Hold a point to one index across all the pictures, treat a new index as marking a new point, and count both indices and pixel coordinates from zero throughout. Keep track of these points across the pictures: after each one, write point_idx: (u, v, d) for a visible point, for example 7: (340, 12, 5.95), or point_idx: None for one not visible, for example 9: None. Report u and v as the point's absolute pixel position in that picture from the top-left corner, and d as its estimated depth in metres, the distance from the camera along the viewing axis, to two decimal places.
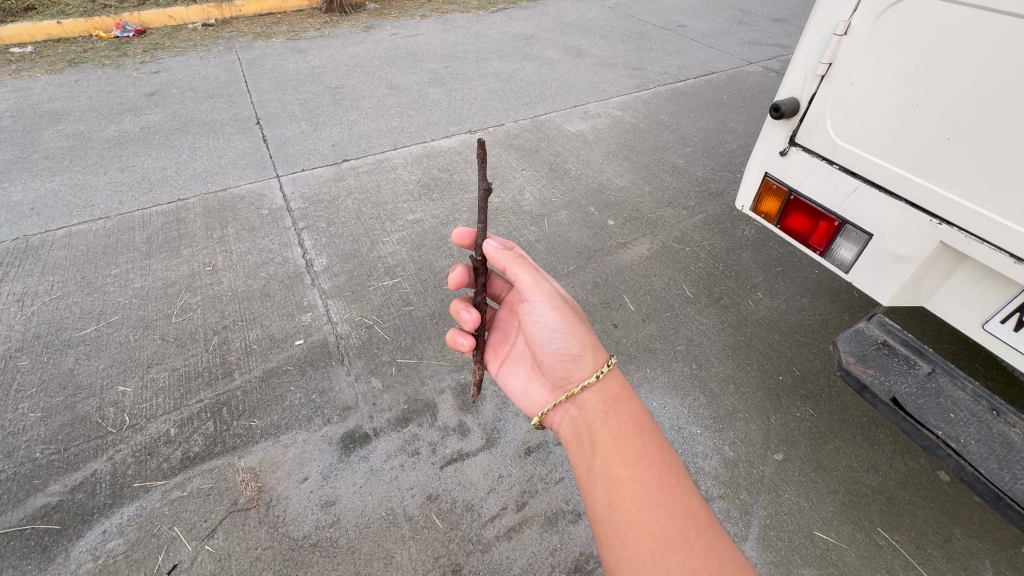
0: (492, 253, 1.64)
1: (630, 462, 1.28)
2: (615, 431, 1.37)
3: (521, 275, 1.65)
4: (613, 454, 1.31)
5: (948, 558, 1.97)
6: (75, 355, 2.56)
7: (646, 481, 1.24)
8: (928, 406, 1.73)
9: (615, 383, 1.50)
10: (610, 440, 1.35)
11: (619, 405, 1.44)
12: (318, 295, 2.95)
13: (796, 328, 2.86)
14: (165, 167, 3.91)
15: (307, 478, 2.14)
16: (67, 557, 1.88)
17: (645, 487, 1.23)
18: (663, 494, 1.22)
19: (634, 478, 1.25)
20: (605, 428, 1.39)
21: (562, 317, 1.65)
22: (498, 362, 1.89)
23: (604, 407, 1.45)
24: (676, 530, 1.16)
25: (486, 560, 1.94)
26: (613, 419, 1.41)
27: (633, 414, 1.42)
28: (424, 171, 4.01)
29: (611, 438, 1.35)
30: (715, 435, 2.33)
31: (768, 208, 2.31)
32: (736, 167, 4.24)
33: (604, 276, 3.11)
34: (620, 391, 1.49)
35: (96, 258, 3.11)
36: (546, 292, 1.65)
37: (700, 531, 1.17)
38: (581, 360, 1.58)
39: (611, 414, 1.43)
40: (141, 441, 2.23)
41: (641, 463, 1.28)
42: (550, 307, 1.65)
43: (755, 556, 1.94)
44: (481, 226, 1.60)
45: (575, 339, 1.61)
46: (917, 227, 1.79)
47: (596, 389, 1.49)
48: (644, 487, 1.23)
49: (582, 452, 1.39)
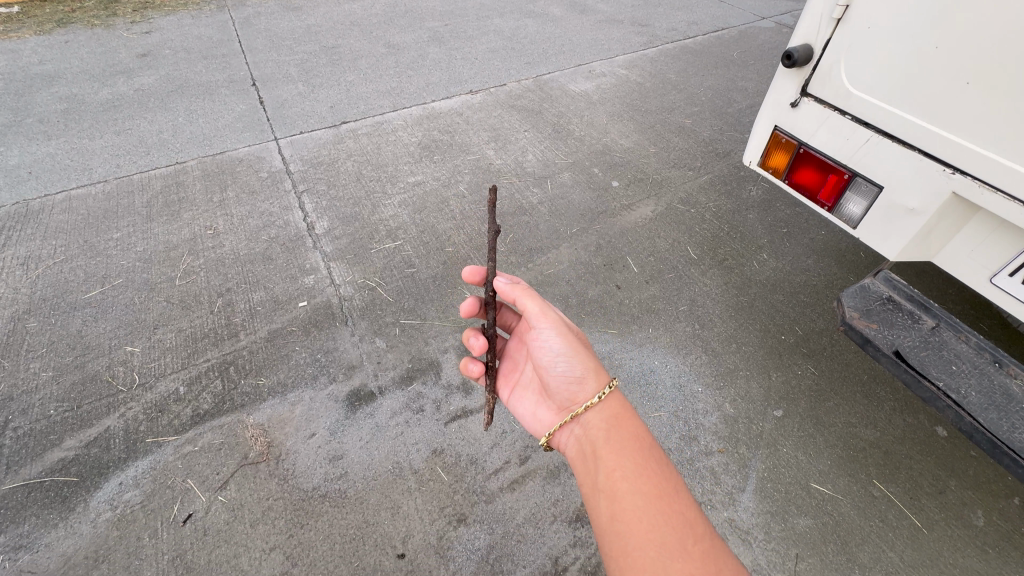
0: (502, 286, 1.63)
1: (631, 473, 1.23)
2: (616, 444, 1.31)
3: (529, 305, 1.63)
4: (615, 468, 1.25)
5: (942, 508, 2.02)
6: (83, 316, 2.59)
7: (647, 491, 1.19)
8: (930, 359, 1.73)
9: (617, 403, 1.42)
10: (611, 452, 1.30)
11: (621, 419, 1.39)
12: (320, 257, 2.94)
13: (800, 289, 2.84)
14: (161, 130, 3.84)
15: (315, 433, 2.19)
16: (87, 507, 1.95)
17: (645, 497, 1.18)
18: (664, 504, 1.17)
19: (635, 488, 1.19)
20: (606, 442, 1.33)
21: (567, 341, 1.60)
22: (508, 389, 1.81)
23: (606, 421, 1.39)
24: (677, 538, 1.11)
25: (490, 510, 2.00)
26: (614, 433, 1.35)
27: (635, 429, 1.36)
28: (424, 132, 3.93)
29: (613, 450, 1.30)
30: (716, 393, 2.36)
31: (777, 162, 2.26)
32: (744, 127, 4.13)
33: (608, 238, 3.08)
34: (622, 409, 1.42)
35: (97, 222, 3.10)
36: (552, 319, 1.62)
37: (703, 545, 1.11)
38: (586, 381, 1.51)
39: (612, 427, 1.37)
40: (152, 398, 2.27)
41: (642, 474, 1.23)
42: (555, 333, 1.62)
43: (752, 507, 2.00)
44: (490, 260, 1.61)
45: (579, 361, 1.57)
46: (930, 176, 1.74)
47: (598, 408, 1.42)
48: (647, 499, 1.17)
49: (584, 467, 1.33)
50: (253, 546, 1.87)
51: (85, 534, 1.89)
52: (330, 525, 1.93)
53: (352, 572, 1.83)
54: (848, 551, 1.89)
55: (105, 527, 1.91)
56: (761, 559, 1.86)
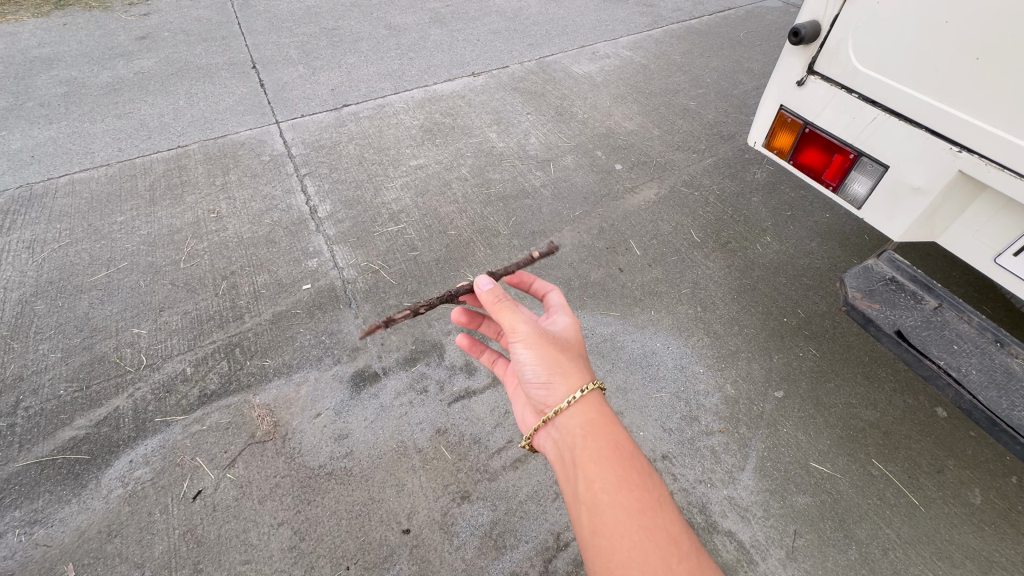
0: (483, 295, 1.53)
1: (612, 485, 1.18)
2: (595, 452, 1.25)
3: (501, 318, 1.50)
4: (595, 480, 1.20)
5: (940, 487, 2.04)
6: (89, 299, 2.61)
7: (629, 506, 1.14)
8: (932, 339, 1.73)
9: (594, 408, 1.33)
10: (590, 461, 1.23)
11: (600, 425, 1.30)
12: (323, 241, 2.95)
13: (803, 272, 2.84)
14: (162, 114, 3.82)
15: (320, 413, 2.22)
16: (98, 483, 1.99)
17: (628, 512, 1.14)
18: (648, 519, 1.13)
19: (617, 503, 1.15)
20: (585, 448, 1.26)
21: (538, 351, 1.44)
22: (509, 386, 1.79)
23: (584, 425, 1.31)
24: (658, 556, 1.08)
25: (494, 488, 2.04)
26: (594, 441, 1.27)
27: (615, 436, 1.28)
28: (426, 115, 3.90)
29: (592, 459, 1.23)
30: (718, 374, 2.37)
31: (782, 143, 2.24)
32: (749, 109, 4.08)
33: (610, 221, 3.07)
34: (600, 413, 1.33)
35: (101, 206, 3.11)
36: (521, 331, 1.46)
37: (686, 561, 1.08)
38: (557, 386, 1.39)
39: (591, 432, 1.29)
40: (159, 379, 2.30)
41: (624, 487, 1.18)
42: (524, 343, 1.45)
43: (752, 485, 2.02)
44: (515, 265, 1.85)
45: (550, 368, 1.42)
46: (937, 155, 1.73)
47: (571, 412, 1.33)
48: (629, 514, 1.13)
49: (565, 475, 1.28)
50: (262, 521, 1.92)
51: (97, 510, 1.93)
52: (336, 502, 1.97)
53: (359, 546, 1.87)
54: (845, 528, 1.92)
55: (117, 503, 1.95)
56: (759, 535, 1.90)
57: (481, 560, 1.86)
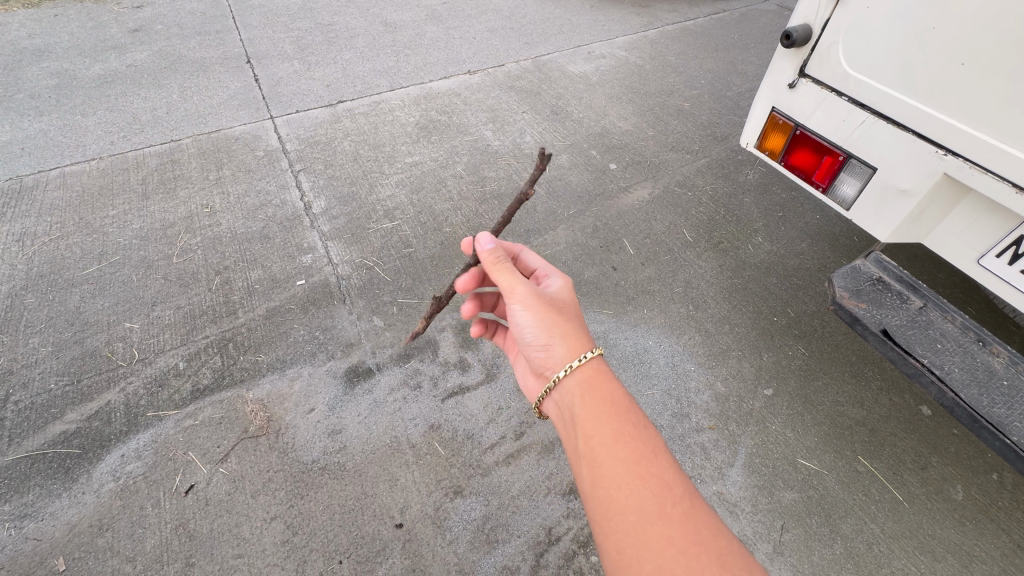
0: (484, 252, 1.45)
1: (610, 439, 1.13)
2: (593, 409, 1.20)
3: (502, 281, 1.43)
4: (594, 435, 1.15)
5: (923, 483, 2.09)
6: (80, 293, 2.60)
7: (626, 456, 1.09)
8: (917, 337, 1.77)
9: (596, 368, 1.27)
10: (590, 419, 1.19)
11: (599, 383, 1.26)
12: (317, 237, 2.94)
13: (793, 272, 2.88)
14: (155, 108, 3.79)
15: (314, 409, 2.23)
16: (90, 477, 1.99)
17: (624, 464, 1.09)
18: (641, 469, 1.08)
19: (614, 455, 1.10)
20: (592, 425, 1.17)
21: (536, 314, 1.40)
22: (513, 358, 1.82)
23: (581, 385, 1.26)
24: (654, 503, 1.03)
25: (486, 483, 2.05)
26: (592, 399, 1.22)
27: (613, 396, 1.23)
28: (422, 113, 3.90)
29: (590, 416, 1.19)
30: (708, 372, 2.40)
31: (773, 145, 2.27)
32: (742, 110, 4.12)
33: (604, 220, 3.09)
34: (602, 376, 1.27)
35: (93, 199, 3.08)
36: (517, 291, 1.41)
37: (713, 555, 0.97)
38: (555, 346, 1.35)
39: (604, 406, 1.20)
40: (151, 373, 2.30)
41: (621, 439, 1.12)
42: (522, 309, 1.41)
43: (740, 481, 2.06)
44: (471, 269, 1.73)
45: (546, 329, 1.38)
46: (922, 158, 1.76)
47: (570, 374, 1.28)
48: (625, 465, 1.08)
49: (566, 434, 1.25)
50: (255, 516, 1.92)
51: (88, 503, 1.93)
52: (329, 496, 1.98)
53: (351, 540, 1.88)
54: (831, 523, 1.96)
55: (108, 497, 1.94)
56: (747, 530, 1.93)
57: (473, 554, 1.87)
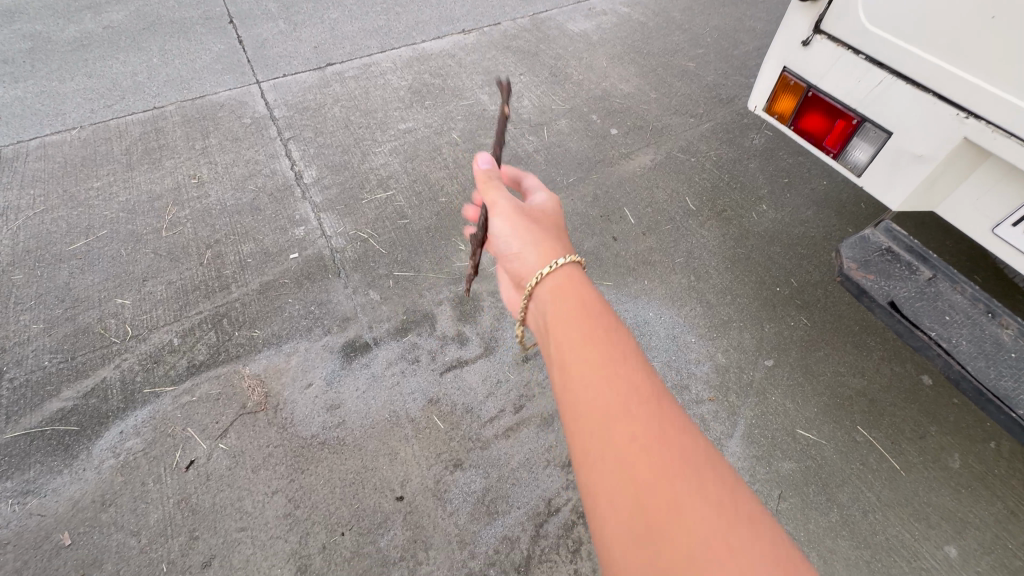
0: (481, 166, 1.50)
1: (588, 354, 0.97)
2: (570, 322, 1.06)
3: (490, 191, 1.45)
4: (570, 350, 1.00)
5: (921, 452, 2.10)
6: (69, 269, 2.54)
7: (608, 375, 0.93)
8: (925, 309, 1.73)
9: (570, 281, 1.17)
10: (566, 333, 1.04)
11: (577, 298, 1.12)
12: (309, 208, 2.86)
13: (798, 241, 2.81)
14: (136, 73, 3.62)
15: (311, 384, 2.21)
16: (90, 454, 1.99)
17: (606, 382, 0.93)
18: (626, 390, 0.91)
19: (592, 370, 0.95)
20: (569, 339, 1.02)
21: (517, 227, 1.37)
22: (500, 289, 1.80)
23: (558, 299, 1.13)
24: (641, 429, 0.86)
25: (486, 456, 2.06)
26: (570, 315, 1.08)
27: (595, 312, 1.07)
28: (415, 76, 3.73)
29: (567, 330, 1.04)
30: (709, 343, 2.38)
31: (783, 108, 2.17)
32: (749, 70, 3.95)
33: (605, 188, 3.00)
34: (579, 290, 1.14)
35: (76, 170, 2.98)
36: (501, 207, 1.42)
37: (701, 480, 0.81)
38: (529, 252, 1.31)
39: (576, 320, 1.06)
40: (146, 350, 2.27)
41: (602, 356, 0.97)
42: (505, 224, 1.40)
43: (739, 451, 2.07)
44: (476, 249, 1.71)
45: (526, 245, 1.33)
46: (943, 121, 1.67)
47: (546, 286, 1.18)
48: (606, 383, 0.92)
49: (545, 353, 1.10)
50: (256, 490, 1.93)
51: (90, 479, 1.94)
52: (330, 470, 1.98)
53: (353, 513, 1.90)
54: (828, 491, 1.98)
55: (109, 473, 1.95)
56: None
57: (473, 525, 1.90)
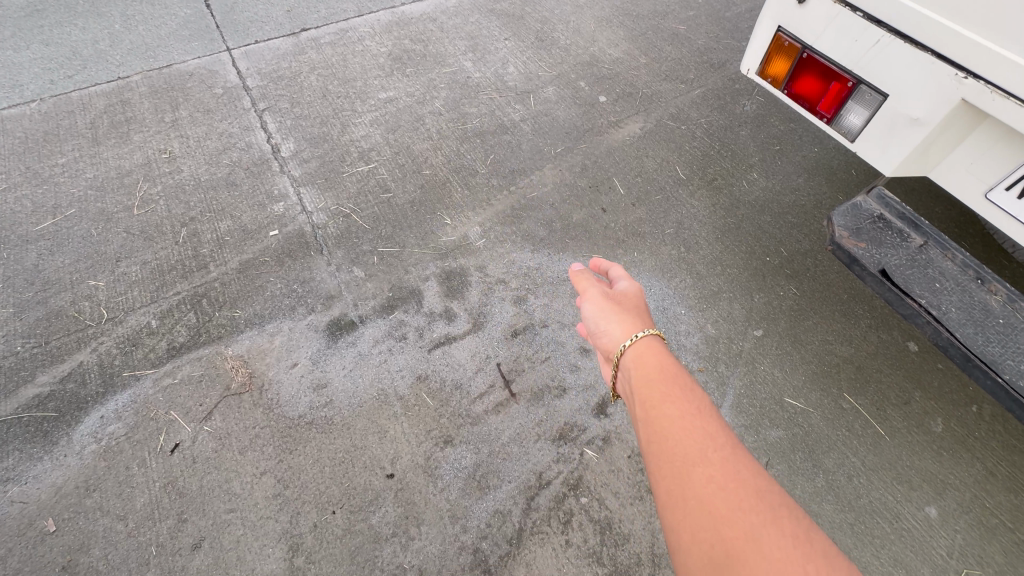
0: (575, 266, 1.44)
1: (677, 413, 0.99)
2: (655, 384, 1.08)
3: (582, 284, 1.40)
4: (658, 406, 1.02)
5: (905, 417, 2.13)
6: (37, 250, 2.43)
7: (698, 433, 0.95)
8: (915, 277, 1.72)
9: (657, 357, 1.14)
10: (652, 392, 1.06)
11: (661, 364, 1.13)
12: (288, 183, 2.75)
13: (788, 210, 2.78)
14: (96, 40, 3.40)
15: (297, 363, 2.17)
16: (70, 440, 1.94)
17: (697, 443, 0.94)
18: (717, 454, 0.92)
19: (683, 427, 0.96)
20: (655, 396, 1.04)
21: (603, 311, 1.32)
22: None
23: (640, 363, 1.14)
24: (735, 495, 0.85)
25: (477, 432, 2.05)
26: (655, 378, 1.09)
27: (679, 376, 1.08)
28: (394, 41, 3.56)
29: (654, 388, 1.07)
30: (699, 314, 2.37)
31: (776, 71, 2.10)
32: (741, 33, 3.82)
33: (594, 158, 2.93)
34: (664, 361, 1.13)
35: (38, 146, 2.82)
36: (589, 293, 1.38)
37: (804, 547, 0.80)
38: (614, 335, 1.26)
39: (657, 378, 1.09)
40: (124, 332, 2.20)
41: (691, 417, 0.99)
42: (590, 306, 1.36)
43: (728, 421, 2.08)
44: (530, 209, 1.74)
45: (609, 324, 1.28)
46: (940, 82, 1.62)
47: (632, 365, 1.15)
48: (697, 442, 0.94)
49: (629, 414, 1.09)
50: (244, 471, 1.91)
51: (72, 465, 1.90)
52: (319, 450, 1.96)
53: (344, 491, 1.89)
54: (814, 458, 2.01)
55: (92, 458, 1.91)
56: None
57: (465, 500, 1.90)
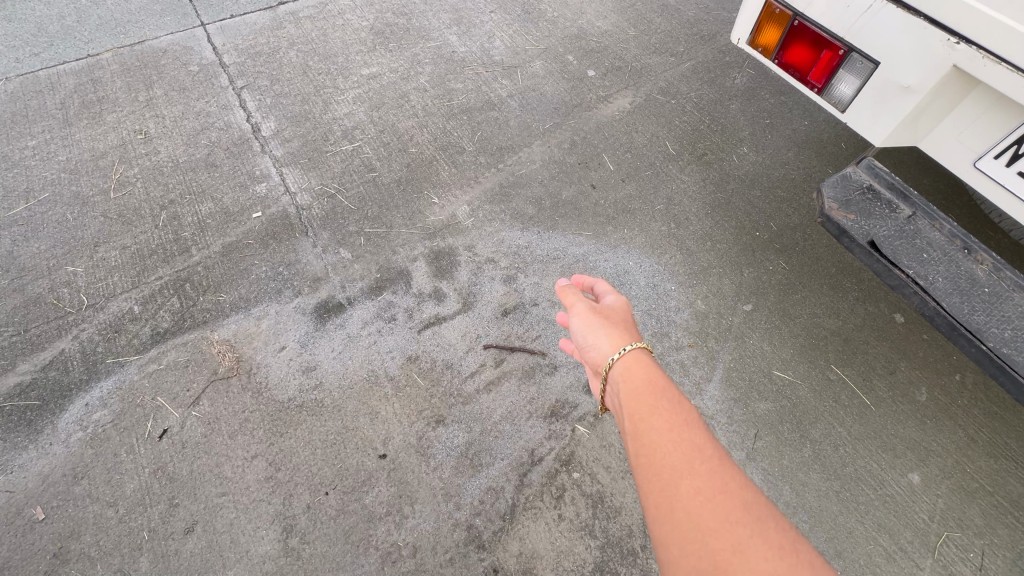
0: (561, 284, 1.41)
1: (664, 425, 0.99)
2: (642, 396, 1.07)
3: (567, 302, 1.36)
4: (645, 417, 1.02)
5: (890, 387, 2.17)
6: (11, 236, 2.35)
7: (684, 444, 0.95)
8: (903, 248, 1.72)
9: (645, 370, 1.13)
10: (640, 404, 1.05)
11: (649, 377, 1.11)
12: (270, 163, 2.68)
13: (778, 184, 2.77)
14: (63, 15, 3.25)
15: (285, 347, 2.14)
16: (55, 428, 1.91)
17: (684, 454, 0.94)
18: (704, 464, 0.92)
19: (669, 438, 0.96)
20: (643, 409, 1.04)
21: (590, 326, 1.29)
22: None
23: (628, 376, 1.13)
24: (721, 506, 0.86)
25: (468, 411, 2.05)
26: (642, 391, 1.08)
27: (666, 388, 1.08)
28: (376, 15, 3.44)
29: (640, 400, 1.06)
30: (689, 290, 2.37)
31: (768, 40, 2.06)
32: (731, 3, 3.74)
33: (583, 134, 2.88)
34: (651, 374, 1.12)
35: (6, 128, 2.71)
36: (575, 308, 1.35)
37: (789, 557, 0.80)
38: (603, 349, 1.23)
39: (645, 390, 1.08)
40: (105, 319, 2.15)
41: (677, 426, 0.99)
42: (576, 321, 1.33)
43: (718, 395, 2.10)
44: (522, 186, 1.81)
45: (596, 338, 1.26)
46: (933, 49, 1.60)
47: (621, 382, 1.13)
48: (684, 452, 0.94)
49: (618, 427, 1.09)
50: (235, 455, 1.90)
51: (58, 454, 1.87)
52: (310, 432, 1.96)
53: (336, 472, 1.89)
54: (802, 429, 2.04)
55: (78, 446, 1.89)
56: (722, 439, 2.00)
57: (458, 478, 1.91)
